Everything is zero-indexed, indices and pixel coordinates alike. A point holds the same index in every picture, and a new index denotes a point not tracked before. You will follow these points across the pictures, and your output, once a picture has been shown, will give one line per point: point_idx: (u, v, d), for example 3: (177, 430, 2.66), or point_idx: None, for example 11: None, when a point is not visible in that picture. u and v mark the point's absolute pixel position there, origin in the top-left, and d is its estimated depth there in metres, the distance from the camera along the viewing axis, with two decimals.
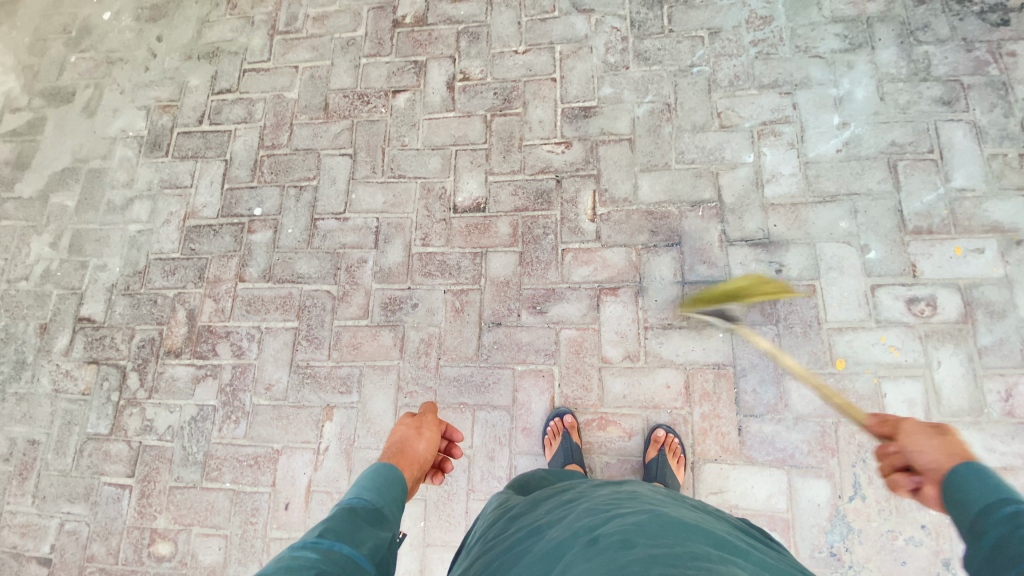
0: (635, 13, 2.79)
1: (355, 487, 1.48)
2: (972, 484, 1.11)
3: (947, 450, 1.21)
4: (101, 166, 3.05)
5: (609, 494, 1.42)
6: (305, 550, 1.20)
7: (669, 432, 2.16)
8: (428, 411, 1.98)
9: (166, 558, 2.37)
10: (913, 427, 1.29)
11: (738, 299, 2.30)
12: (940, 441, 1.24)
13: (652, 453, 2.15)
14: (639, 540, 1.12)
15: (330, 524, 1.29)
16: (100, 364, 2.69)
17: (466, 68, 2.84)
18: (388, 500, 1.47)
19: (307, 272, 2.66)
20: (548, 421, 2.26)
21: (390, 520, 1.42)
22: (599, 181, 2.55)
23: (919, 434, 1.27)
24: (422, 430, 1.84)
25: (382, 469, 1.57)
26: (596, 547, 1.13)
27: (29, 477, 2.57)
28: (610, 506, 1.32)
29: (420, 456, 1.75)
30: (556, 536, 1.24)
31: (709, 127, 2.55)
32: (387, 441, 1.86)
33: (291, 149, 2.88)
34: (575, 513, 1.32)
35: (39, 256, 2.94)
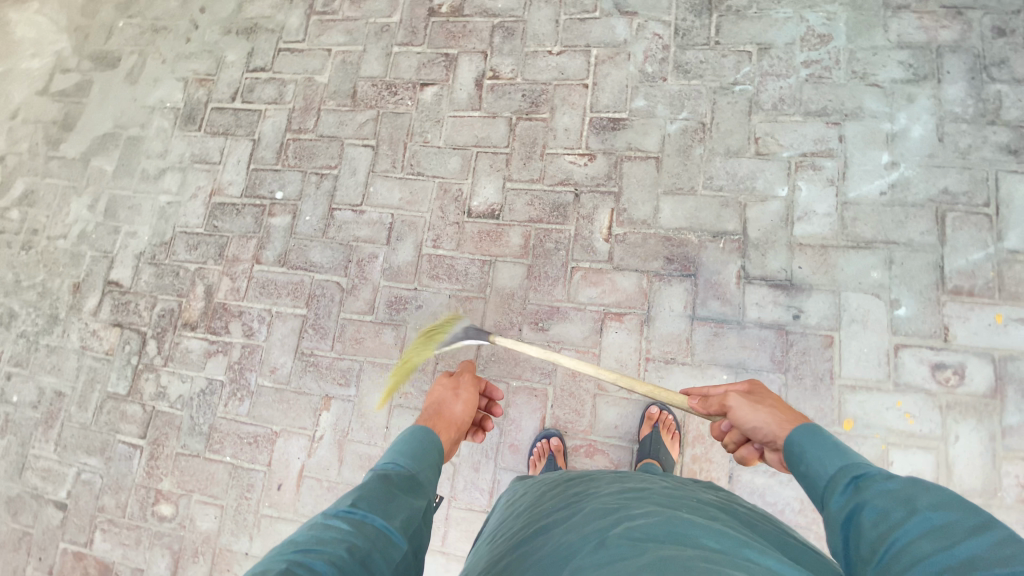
0: (681, 20, 2.61)
1: (391, 452, 1.51)
2: (813, 459, 1.29)
3: (775, 418, 1.46)
4: (139, 134, 3.15)
5: (618, 492, 1.38)
6: (337, 520, 1.20)
7: (663, 409, 2.16)
8: (466, 369, 1.97)
9: (167, 518, 2.53)
10: (737, 406, 1.50)
11: (748, 341, 2.19)
12: (764, 411, 1.48)
13: (646, 430, 2.15)
14: (649, 544, 1.07)
15: (362, 493, 1.29)
16: (124, 328, 2.84)
17: (497, 65, 2.75)
18: (422, 468, 1.48)
19: (319, 261, 2.69)
20: (536, 441, 2.25)
21: (423, 488, 1.43)
22: (619, 200, 2.44)
23: (747, 409, 1.49)
24: (459, 392, 1.84)
25: (418, 434, 1.59)
26: (604, 550, 1.09)
27: (54, 426, 2.79)
28: (620, 506, 1.28)
29: (456, 418, 1.78)
30: (563, 538, 1.21)
31: (744, 152, 2.39)
32: (427, 399, 1.90)
33: (317, 135, 2.88)
34: (581, 513, 1.29)
35: (77, 217, 3.10)
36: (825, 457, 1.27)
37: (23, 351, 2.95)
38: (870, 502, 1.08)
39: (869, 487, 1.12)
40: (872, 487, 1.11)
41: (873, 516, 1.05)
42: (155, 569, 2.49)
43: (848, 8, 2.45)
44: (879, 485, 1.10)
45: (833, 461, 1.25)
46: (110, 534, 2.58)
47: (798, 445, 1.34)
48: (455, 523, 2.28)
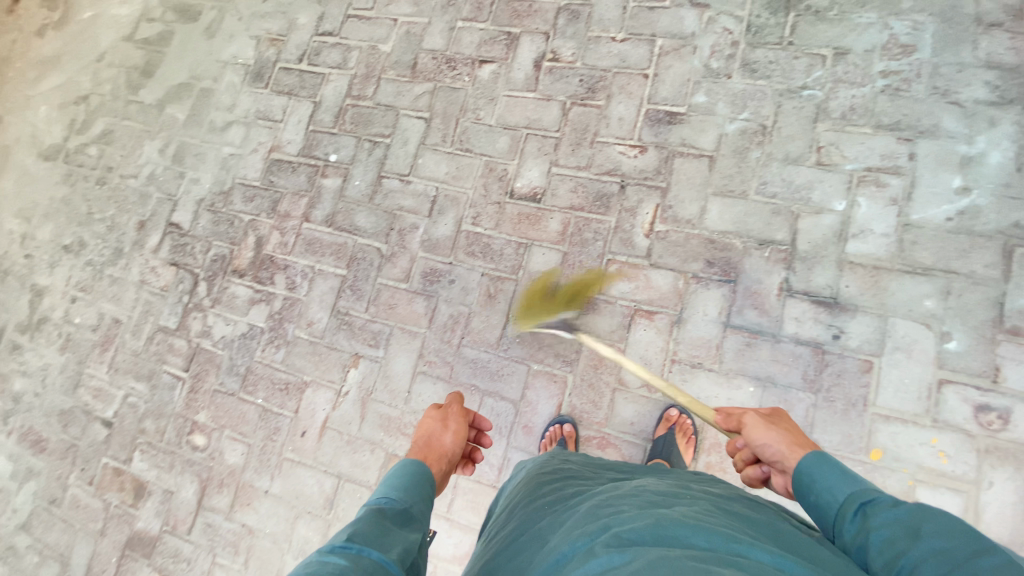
0: (754, 17, 2.52)
1: (382, 489, 1.55)
2: (821, 486, 1.32)
3: (785, 440, 1.49)
4: (211, 87, 3.32)
5: (611, 491, 1.39)
6: (333, 555, 1.21)
7: (682, 413, 2.14)
8: (454, 402, 2.02)
9: (200, 448, 2.71)
10: (751, 424, 1.57)
11: (781, 356, 2.12)
12: (777, 431, 1.52)
13: (660, 430, 2.14)
14: (636, 548, 1.08)
15: (357, 530, 1.31)
16: (179, 268, 3.03)
17: (558, 48, 2.72)
18: (415, 500, 1.54)
19: (364, 226, 2.79)
20: (549, 426, 2.28)
21: (417, 520, 1.48)
22: (665, 196, 2.38)
23: (759, 427, 1.55)
24: (448, 423, 1.89)
25: (410, 468, 1.63)
26: (595, 558, 1.10)
27: (109, 349, 3.04)
28: (610, 507, 1.29)
29: (446, 449, 1.82)
30: (555, 544, 1.23)
31: (803, 160, 2.29)
32: (416, 432, 1.94)
33: (374, 103, 2.95)
34: (573, 517, 1.30)
35: (148, 159, 3.32)
36: (835, 485, 1.30)
37: (88, 278, 3.21)
38: (877, 530, 1.13)
39: (876, 516, 1.16)
40: (879, 515, 1.15)
41: (882, 543, 1.09)
42: (184, 493, 2.68)
43: (938, 18, 2.29)
44: (888, 514, 1.14)
45: (841, 488, 1.28)
46: (148, 455, 2.80)
47: (806, 472, 1.36)
48: (461, 493, 2.34)
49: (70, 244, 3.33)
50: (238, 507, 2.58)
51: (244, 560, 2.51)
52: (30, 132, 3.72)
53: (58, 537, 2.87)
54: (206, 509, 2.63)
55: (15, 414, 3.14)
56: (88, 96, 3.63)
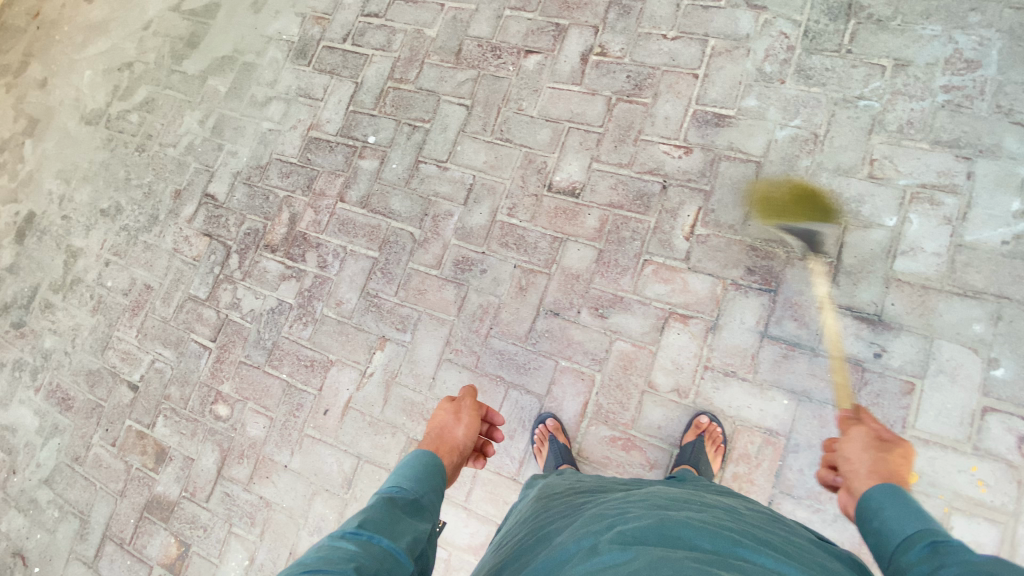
0: (812, 23, 2.45)
1: (395, 477, 1.58)
2: (887, 514, 1.21)
3: (875, 467, 1.35)
4: (254, 61, 3.33)
5: (620, 497, 1.41)
6: (345, 541, 1.26)
7: (713, 420, 2.08)
8: (467, 394, 2.00)
9: (222, 418, 2.74)
10: (858, 437, 1.45)
11: (819, 371, 2.08)
12: (871, 455, 1.38)
13: (689, 437, 2.08)
14: (640, 548, 1.10)
15: (368, 516, 1.35)
16: (213, 239, 3.06)
17: (607, 42, 2.67)
18: (426, 489, 1.57)
19: (398, 210, 2.78)
20: (534, 428, 2.30)
21: (427, 510, 1.52)
22: (708, 199, 2.33)
23: (863, 444, 1.42)
24: (460, 416, 1.87)
25: (422, 458, 1.66)
26: (598, 555, 1.12)
27: (139, 314, 3.08)
28: (616, 510, 1.31)
29: (459, 442, 1.81)
30: (560, 541, 1.25)
31: (855, 172, 2.23)
32: (429, 425, 1.93)
33: (416, 87, 2.94)
34: (579, 519, 1.32)
35: (188, 129, 3.35)
36: (904, 517, 1.19)
37: (123, 243, 3.25)
38: (945, 567, 1.02)
39: (948, 555, 1.05)
40: (949, 555, 1.05)
41: None
42: (204, 461, 2.71)
43: (1007, 35, 2.21)
44: (961, 555, 1.03)
45: (912, 522, 1.17)
46: (171, 421, 2.83)
47: (877, 498, 1.25)
48: (480, 483, 2.33)
49: (106, 208, 3.37)
50: (257, 479, 2.60)
51: (260, 532, 2.54)
52: (74, 96, 3.77)
53: (78, 495, 2.92)
54: (225, 478, 2.65)
55: (44, 371, 3.20)
56: (131, 63, 3.67)
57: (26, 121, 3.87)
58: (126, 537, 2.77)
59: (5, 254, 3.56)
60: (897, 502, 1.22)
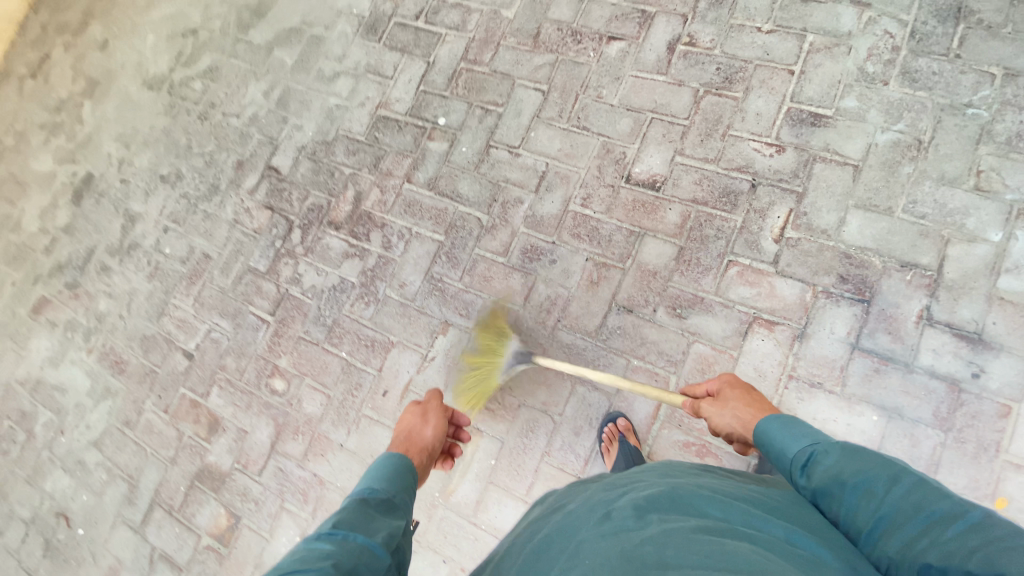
0: (920, 24, 2.33)
1: (366, 479, 1.54)
2: (775, 446, 1.42)
3: (739, 413, 1.64)
4: (322, 35, 3.28)
5: (631, 473, 1.44)
6: (319, 542, 1.22)
7: None
8: (433, 397, 2.02)
9: (278, 393, 2.72)
10: (707, 412, 1.72)
11: (912, 387, 1.98)
12: (729, 409, 1.67)
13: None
14: (652, 517, 1.12)
15: (341, 517, 1.31)
16: (274, 212, 3.03)
17: (696, 32, 2.57)
18: (399, 487, 1.54)
19: (466, 194, 2.72)
20: (603, 427, 2.23)
21: (402, 508, 1.47)
22: (801, 201, 2.25)
23: (714, 413, 1.70)
24: (427, 417, 1.89)
25: (393, 457, 1.63)
26: (609, 521, 1.15)
27: (196, 283, 3.07)
28: (627, 482, 1.34)
29: (427, 442, 1.81)
30: (571, 510, 1.30)
31: (960, 183, 2.12)
32: (396, 430, 1.92)
33: (490, 69, 2.86)
34: (589, 492, 1.36)
35: (252, 100, 3.32)
36: (790, 440, 1.39)
37: (182, 210, 3.24)
38: (825, 488, 1.24)
39: (822, 472, 1.26)
40: (822, 471, 1.26)
41: (836, 500, 1.20)
42: (258, 435, 2.70)
43: None
44: (830, 470, 1.25)
45: (791, 444, 1.38)
46: (225, 392, 2.82)
47: (761, 440, 1.47)
48: (542, 478, 2.28)
49: (166, 175, 3.36)
50: (311, 457, 2.58)
51: (312, 509, 2.52)
52: (136, 60, 3.76)
53: (128, 459, 2.94)
54: (279, 453, 2.64)
55: (97, 333, 3.21)
56: (196, 30, 3.64)
57: (86, 82, 3.87)
58: (175, 504, 2.77)
59: (61, 215, 3.57)
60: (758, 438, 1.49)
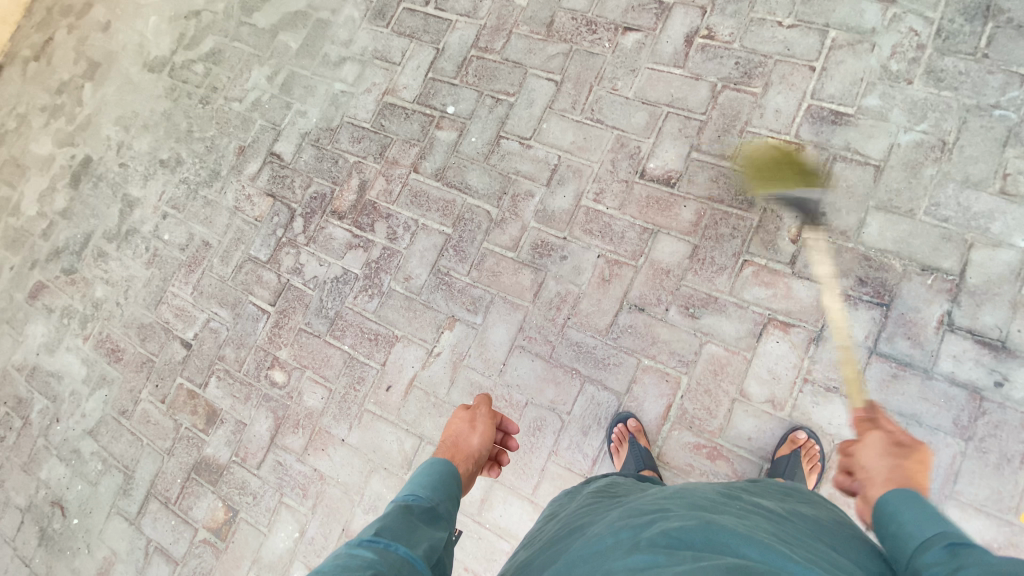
0: (946, 21, 2.27)
1: (411, 485, 1.52)
2: (905, 517, 1.14)
3: (894, 471, 1.30)
4: (328, 19, 3.19)
5: (658, 496, 1.37)
6: (361, 548, 1.19)
7: (811, 438, 1.97)
8: (483, 402, 1.98)
9: (278, 385, 2.66)
10: (875, 442, 1.40)
11: (931, 395, 1.94)
12: (889, 459, 1.33)
13: (784, 450, 1.99)
14: (685, 555, 1.05)
15: (385, 524, 1.29)
16: (277, 200, 2.96)
17: (714, 25, 2.50)
18: (443, 497, 1.50)
19: (475, 185, 2.66)
20: (612, 427, 2.18)
21: (444, 518, 1.44)
22: (819, 201, 2.20)
23: (878, 449, 1.37)
24: (475, 424, 1.85)
25: (438, 466, 1.60)
26: (638, 554, 1.09)
27: (195, 271, 3.00)
28: (657, 508, 1.27)
29: (474, 449, 1.78)
30: (596, 534, 1.25)
31: (985, 186, 2.07)
32: (443, 432, 1.90)
33: (502, 58, 2.79)
34: (618, 515, 1.30)
35: (255, 85, 3.23)
36: (923, 523, 1.12)
37: (182, 196, 3.16)
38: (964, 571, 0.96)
39: (968, 558, 0.99)
40: (972, 557, 0.99)
41: None
42: (257, 428, 2.64)
43: None
44: (980, 556, 0.98)
45: (933, 524, 1.10)
46: (224, 383, 2.76)
47: (895, 503, 1.19)
48: (549, 477, 2.23)
49: (166, 159, 3.27)
50: (312, 451, 2.52)
51: (312, 505, 2.47)
52: (137, 41, 3.66)
53: (124, 449, 2.88)
54: (278, 446, 2.58)
55: (94, 321, 3.14)
56: (199, 12, 3.54)
57: (86, 63, 3.77)
58: (172, 497, 2.72)
59: (59, 198, 3.48)
60: (904, 505, 1.17)
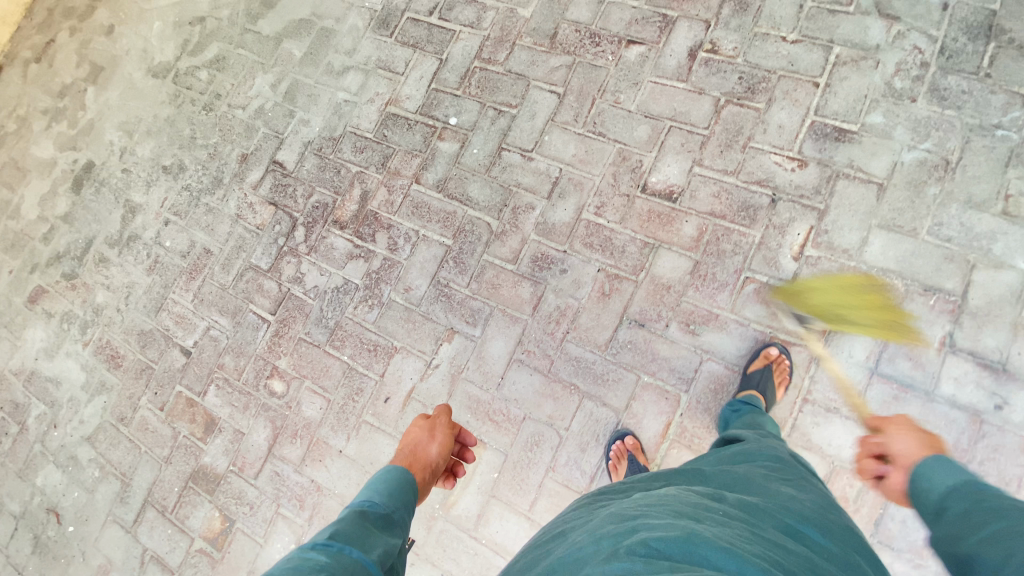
0: (951, 39, 2.26)
1: (366, 492, 1.58)
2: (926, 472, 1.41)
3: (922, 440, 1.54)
4: (332, 27, 3.19)
5: (642, 499, 1.30)
6: (315, 552, 1.24)
7: (782, 352, 2.07)
8: (443, 412, 2.04)
9: (277, 395, 2.66)
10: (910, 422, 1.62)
11: (932, 417, 1.93)
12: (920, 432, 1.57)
13: (757, 365, 2.07)
14: (661, 563, 0.99)
15: (339, 529, 1.35)
16: (278, 208, 2.96)
17: (718, 39, 2.49)
18: (398, 505, 1.57)
19: (476, 197, 2.65)
20: (610, 444, 2.17)
21: (399, 526, 1.51)
22: (822, 219, 2.18)
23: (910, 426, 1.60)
24: (435, 433, 1.91)
25: (394, 473, 1.67)
26: (615, 561, 1.03)
27: (196, 278, 3.00)
28: (641, 513, 1.21)
29: (432, 458, 1.84)
30: (578, 543, 1.19)
31: (989, 207, 2.05)
32: (402, 441, 1.96)
33: (505, 69, 2.79)
34: (602, 520, 1.24)
35: (259, 92, 3.24)
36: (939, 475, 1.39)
37: (183, 203, 3.17)
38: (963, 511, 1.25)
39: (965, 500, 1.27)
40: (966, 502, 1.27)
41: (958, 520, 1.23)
42: (254, 437, 2.64)
43: None
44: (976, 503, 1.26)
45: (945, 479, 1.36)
46: (222, 392, 2.76)
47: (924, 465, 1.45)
48: (546, 494, 2.22)
49: (169, 166, 3.28)
50: (309, 462, 2.52)
51: (308, 516, 2.46)
52: (142, 46, 3.68)
53: (121, 456, 2.88)
54: (276, 457, 2.58)
55: (94, 326, 3.15)
56: (204, 18, 3.55)
57: (91, 67, 3.79)
58: (169, 505, 2.71)
59: (61, 203, 3.49)
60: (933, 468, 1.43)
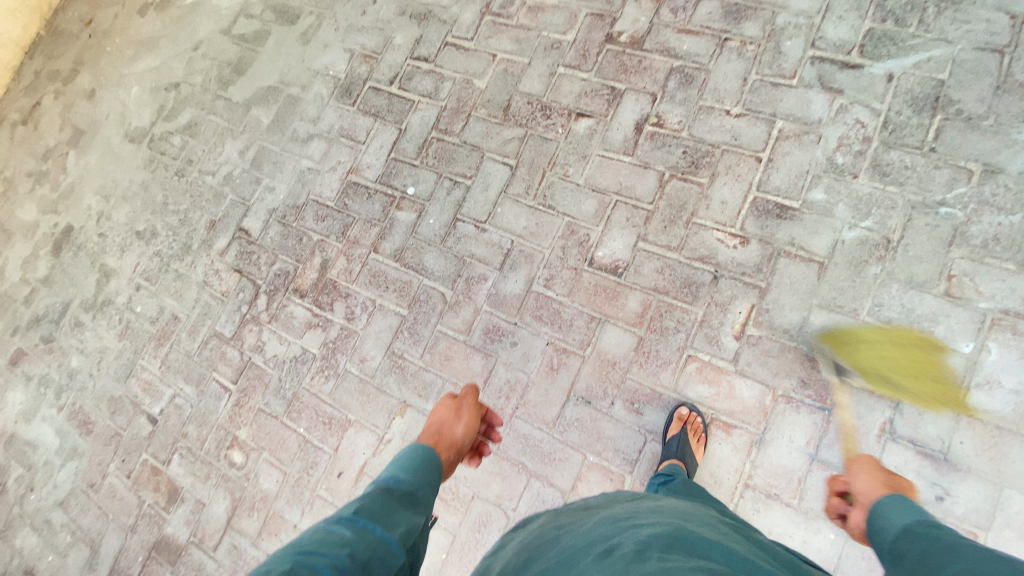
0: (894, 113, 2.26)
1: (393, 466, 1.57)
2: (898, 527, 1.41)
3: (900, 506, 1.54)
4: (298, 95, 3.28)
5: (626, 509, 1.45)
6: (340, 526, 1.25)
7: (693, 411, 2.10)
8: (470, 392, 2.02)
9: (237, 465, 2.69)
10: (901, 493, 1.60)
11: None
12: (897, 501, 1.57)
13: (674, 430, 2.08)
14: (652, 553, 1.12)
15: (364, 504, 1.35)
16: (243, 276, 3.02)
17: (664, 112, 2.53)
18: (424, 482, 1.55)
19: (431, 267, 2.69)
20: None
21: (423, 502, 1.49)
22: (763, 297, 2.19)
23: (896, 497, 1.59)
24: (461, 414, 1.90)
25: (421, 450, 1.64)
26: (612, 556, 1.16)
27: (164, 345, 3.06)
28: (630, 518, 1.35)
29: (457, 438, 1.84)
30: (570, 545, 1.32)
31: (930, 287, 2.04)
32: (428, 419, 1.95)
33: (460, 140, 2.84)
34: (593, 525, 1.38)
35: (227, 158, 3.32)
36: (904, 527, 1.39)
37: (154, 268, 3.24)
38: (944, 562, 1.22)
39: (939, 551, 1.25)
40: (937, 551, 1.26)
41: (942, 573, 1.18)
42: (214, 508, 2.67)
43: None
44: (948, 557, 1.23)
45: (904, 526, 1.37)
46: (186, 461, 2.80)
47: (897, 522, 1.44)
48: None
49: (142, 231, 3.37)
50: (265, 535, 2.54)
51: None
52: (120, 111, 3.80)
53: (90, 523, 2.92)
54: (234, 529, 2.60)
55: (68, 391, 3.21)
56: (178, 83, 3.67)
57: (73, 131, 3.92)
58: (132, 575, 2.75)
59: (41, 266, 3.59)
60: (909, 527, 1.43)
